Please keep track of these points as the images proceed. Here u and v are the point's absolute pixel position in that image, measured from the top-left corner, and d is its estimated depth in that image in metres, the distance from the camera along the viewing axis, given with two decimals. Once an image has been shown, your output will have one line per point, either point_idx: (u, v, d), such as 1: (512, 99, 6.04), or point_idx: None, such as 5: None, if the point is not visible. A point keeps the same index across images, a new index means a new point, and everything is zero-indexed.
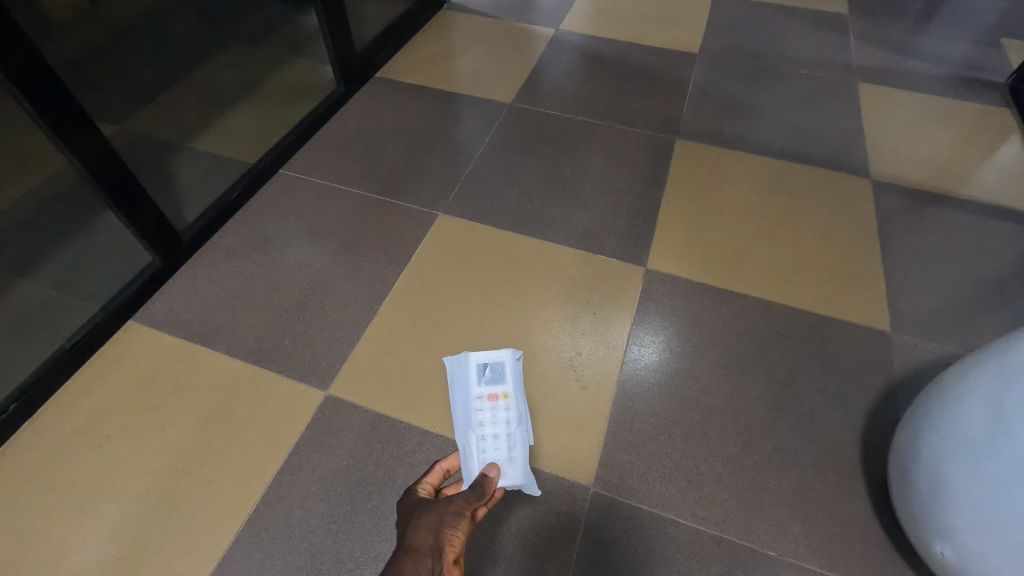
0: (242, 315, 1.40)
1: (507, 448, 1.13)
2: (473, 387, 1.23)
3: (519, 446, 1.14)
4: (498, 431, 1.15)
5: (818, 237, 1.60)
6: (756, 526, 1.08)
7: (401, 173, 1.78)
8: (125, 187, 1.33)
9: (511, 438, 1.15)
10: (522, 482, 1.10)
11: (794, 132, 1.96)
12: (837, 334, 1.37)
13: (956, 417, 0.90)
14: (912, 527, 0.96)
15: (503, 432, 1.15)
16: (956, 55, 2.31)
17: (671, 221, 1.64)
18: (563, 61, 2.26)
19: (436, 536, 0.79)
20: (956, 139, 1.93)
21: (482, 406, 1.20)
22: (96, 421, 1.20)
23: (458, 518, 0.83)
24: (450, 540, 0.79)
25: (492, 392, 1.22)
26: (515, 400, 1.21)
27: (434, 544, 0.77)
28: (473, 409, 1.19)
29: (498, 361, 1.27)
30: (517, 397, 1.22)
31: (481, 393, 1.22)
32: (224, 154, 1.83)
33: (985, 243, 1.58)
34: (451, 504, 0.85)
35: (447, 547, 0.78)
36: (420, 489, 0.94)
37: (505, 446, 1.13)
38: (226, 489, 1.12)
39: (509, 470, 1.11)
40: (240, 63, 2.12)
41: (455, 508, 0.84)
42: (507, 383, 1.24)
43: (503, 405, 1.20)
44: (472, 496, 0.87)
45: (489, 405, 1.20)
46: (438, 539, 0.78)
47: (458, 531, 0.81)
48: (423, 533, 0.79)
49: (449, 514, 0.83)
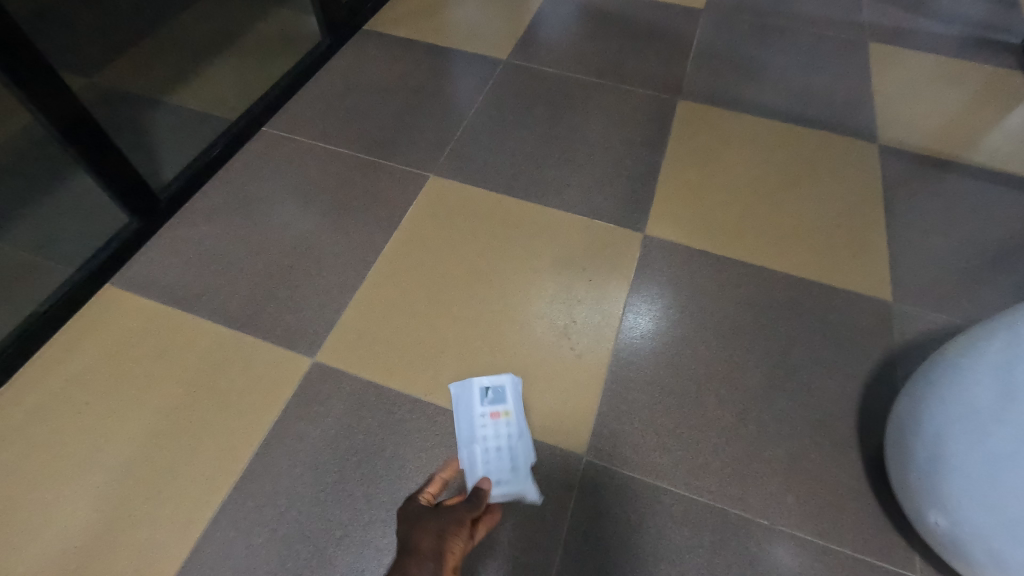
0: (224, 279, 1.35)
1: (509, 460, 1.11)
2: (476, 411, 1.16)
3: (523, 462, 1.11)
4: (500, 444, 1.12)
5: (822, 204, 1.55)
6: (748, 495, 1.08)
7: (389, 132, 1.70)
8: (95, 143, 1.24)
9: (512, 450, 1.12)
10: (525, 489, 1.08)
11: (800, 93, 1.88)
12: (837, 303, 1.34)
13: (958, 391, 0.87)
14: (907, 497, 0.96)
15: (505, 445, 1.12)
16: (970, 15, 2.21)
17: (671, 185, 1.58)
18: (561, 15, 2.15)
19: (438, 542, 0.81)
20: (968, 103, 1.86)
21: (485, 423, 1.14)
22: (76, 387, 1.16)
23: (460, 526, 0.85)
24: (452, 548, 0.81)
25: (494, 409, 1.16)
26: (517, 417, 1.16)
27: (437, 548, 0.80)
28: (475, 425, 1.14)
29: (499, 381, 1.20)
30: (518, 413, 1.17)
31: (484, 416, 1.15)
32: (202, 108, 1.72)
33: (990, 210, 1.55)
34: (455, 512, 0.87)
35: (448, 555, 0.80)
36: (420, 499, 0.96)
37: (507, 458, 1.11)
38: (210, 457, 1.09)
39: (512, 479, 1.09)
40: (218, 11, 2.01)
41: (457, 517, 0.86)
42: (509, 401, 1.18)
43: (504, 422, 1.15)
44: (472, 506, 0.89)
45: (491, 421, 1.14)
46: (440, 545, 0.81)
47: (458, 539, 0.83)
48: (427, 537, 0.81)
49: (452, 521, 0.85)
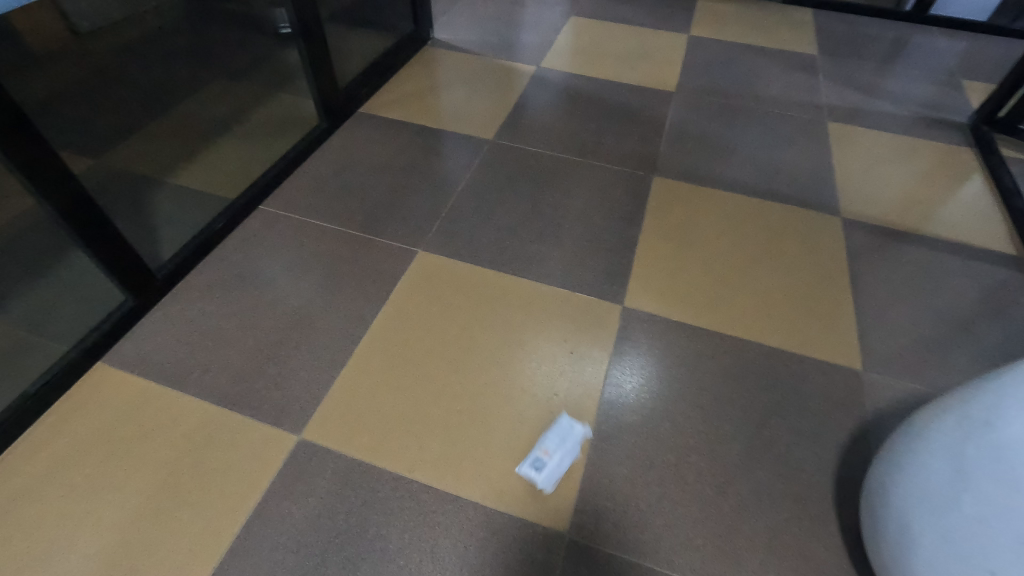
0: (216, 354, 1.38)
1: (557, 436, 1.24)
2: (539, 478, 1.18)
3: (567, 441, 1.23)
4: (554, 443, 1.23)
5: (791, 275, 1.63)
6: (731, 572, 1.08)
7: (381, 209, 1.79)
8: (98, 227, 1.31)
9: (551, 435, 1.24)
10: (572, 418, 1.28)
11: (766, 169, 2.02)
12: (810, 373, 1.39)
13: (921, 466, 0.90)
14: (884, 574, 0.96)
15: (551, 442, 1.23)
16: (920, 96, 2.41)
17: (648, 258, 1.67)
18: (544, 97, 2.32)
19: None
20: (922, 178, 2.00)
21: (550, 459, 1.20)
22: (60, 468, 1.17)
23: None
24: None
25: (537, 453, 1.21)
26: (536, 441, 1.24)
27: None
28: (559, 467, 1.20)
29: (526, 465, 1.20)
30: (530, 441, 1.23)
31: (541, 470, 1.19)
32: (202, 188, 1.81)
33: (948, 280, 1.64)
34: None
35: None
36: None
37: (559, 437, 1.24)
38: (191, 541, 1.08)
39: (568, 426, 1.26)
40: (223, 96, 2.15)
41: None
42: (527, 457, 1.21)
43: (540, 450, 1.21)
44: None
45: (547, 455, 1.21)
46: None
47: None
48: None
49: None
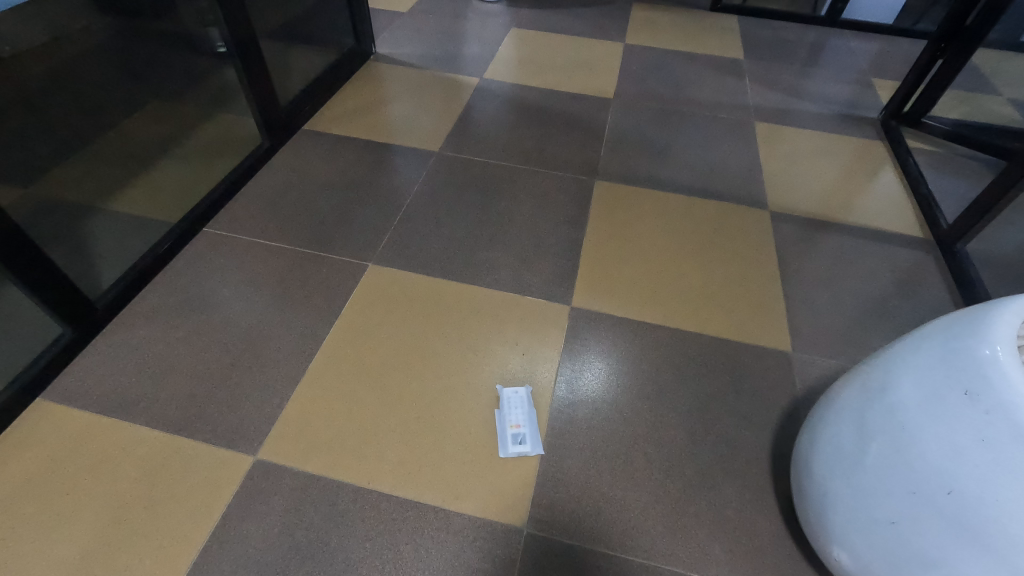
0: (164, 381, 1.36)
1: (513, 408, 1.34)
2: (529, 447, 1.28)
3: (521, 403, 1.36)
4: (519, 414, 1.33)
5: (725, 267, 1.74)
6: (680, 549, 1.15)
7: (330, 225, 1.80)
8: (30, 260, 1.27)
9: (509, 411, 1.34)
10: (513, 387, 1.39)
11: (701, 168, 2.14)
12: (745, 357, 1.49)
13: (834, 435, 1.00)
14: (814, 537, 1.05)
15: (514, 416, 1.33)
16: (836, 95, 2.60)
17: (593, 259, 1.74)
18: (489, 108, 2.38)
19: None
20: (841, 170, 2.17)
21: (524, 428, 1.31)
22: (0, 510, 1.13)
23: None
24: None
25: (512, 432, 1.30)
26: (501, 425, 1.31)
27: None
28: (535, 434, 1.31)
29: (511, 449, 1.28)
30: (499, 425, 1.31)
31: (525, 441, 1.29)
32: (142, 213, 1.78)
33: (866, 264, 1.78)
34: None
35: None
36: None
37: (517, 409, 1.34)
38: (146, 571, 1.07)
39: (518, 396, 1.37)
40: (160, 118, 2.11)
41: None
42: (503, 440, 1.29)
43: (512, 427, 1.31)
44: None
45: (520, 426, 1.31)
46: None
47: None
48: None
49: None
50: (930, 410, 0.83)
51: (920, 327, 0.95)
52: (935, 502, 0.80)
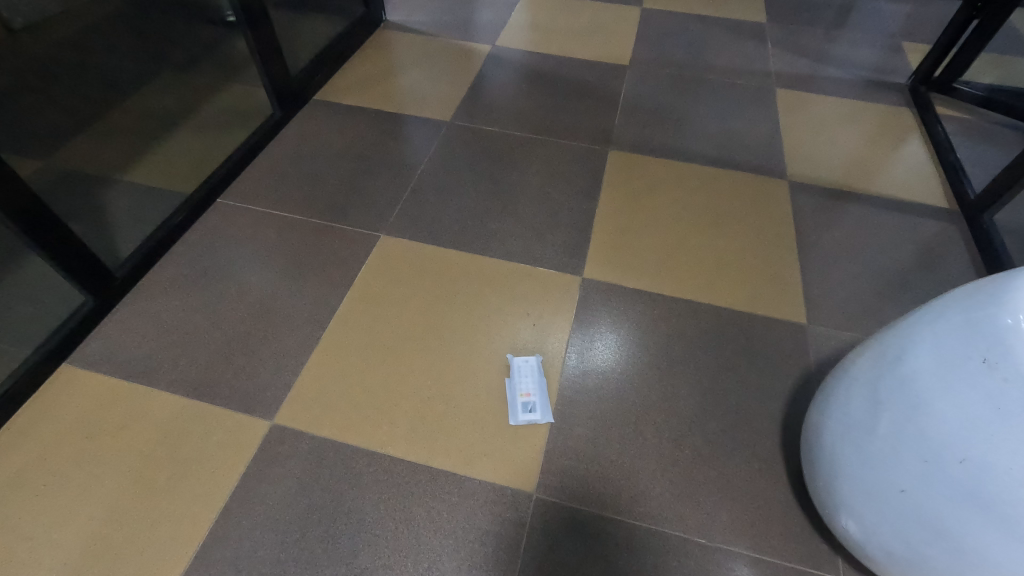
0: (182, 349, 1.39)
1: (524, 375, 1.36)
2: (539, 416, 1.30)
3: (531, 372, 1.37)
4: (530, 382, 1.35)
5: (741, 239, 1.70)
6: (687, 516, 1.16)
7: (341, 196, 1.80)
8: (48, 228, 1.29)
9: (521, 379, 1.35)
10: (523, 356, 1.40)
11: (718, 137, 2.08)
12: (758, 329, 1.48)
13: (845, 406, 0.99)
14: (823, 507, 1.05)
15: (526, 384, 1.34)
16: (863, 60, 2.49)
17: (606, 230, 1.72)
18: (501, 76, 2.32)
19: None
20: (865, 139, 2.09)
21: (535, 397, 1.32)
22: (32, 470, 1.18)
23: None
24: None
25: (524, 400, 1.32)
26: (511, 393, 1.33)
27: None
28: (546, 401, 1.32)
29: (526, 416, 1.29)
30: (512, 394, 1.33)
31: (535, 409, 1.30)
32: (157, 184, 1.79)
33: (886, 235, 1.74)
34: None
35: None
36: None
37: (529, 376, 1.36)
38: (171, 528, 1.12)
39: (528, 364, 1.38)
40: (171, 88, 2.10)
41: None
42: (516, 408, 1.31)
43: (524, 396, 1.32)
44: None
45: (532, 395, 1.32)
46: None
47: None
48: None
49: None
50: (945, 379, 0.81)
51: (938, 297, 0.92)
52: (947, 471, 0.80)
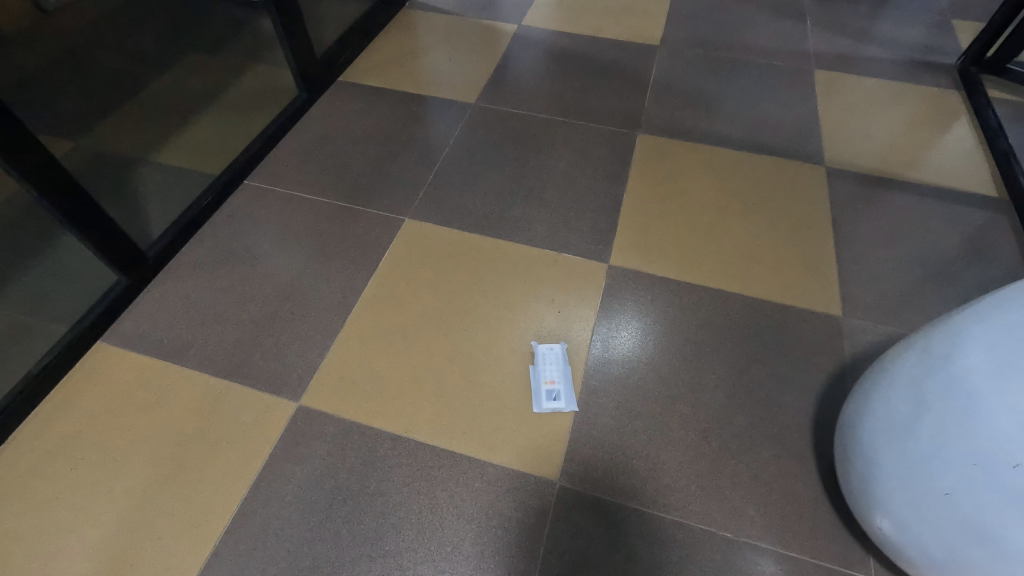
0: (211, 329, 1.41)
1: (547, 362, 1.34)
2: (563, 404, 1.28)
3: (556, 359, 1.35)
4: (554, 368, 1.33)
5: (774, 227, 1.65)
6: (714, 510, 1.14)
7: (366, 179, 1.79)
8: (82, 208, 1.31)
9: (545, 365, 1.34)
10: (546, 344, 1.38)
11: (752, 121, 2.00)
12: (791, 321, 1.43)
13: (886, 404, 0.95)
14: (857, 505, 1.02)
15: (551, 369, 1.33)
16: (909, 39, 2.37)
17: (634, 216, 1.68)
18: (527, 57, 2.27)
19: None
20: (909, 123, 1.99)
21: (559, 384, 1.31)
22: (70, 445, 1.21)
23: None
24: None
25: (549, 386, 1.30)
26: (536, 380, 1.32)
27: None
28: (569, 388, 1.31)
29: (551, 403, 1.28)
30: (536, 381, 1.32)
31: (559, 397, 1.29)
32: (186, 165, 1.81)
33: (930, 224, 1.66)
34: None
35: None
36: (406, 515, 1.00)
37: (553, 362, 1.34)
38: (202, 504, 1.14)
39: (551, 351, 1.36)
40: (198, 68, 2.10)
41: None
42: (540, 395, 1.29)
43: (548, 383, 1.31)
44: None
45: (556, 384, 1.31)
46: None
47: None
48: None
49: None
50: (1000, 381, 0.77)
51: (994, 293, 0.87)
52: (996, 476, 0.76)
